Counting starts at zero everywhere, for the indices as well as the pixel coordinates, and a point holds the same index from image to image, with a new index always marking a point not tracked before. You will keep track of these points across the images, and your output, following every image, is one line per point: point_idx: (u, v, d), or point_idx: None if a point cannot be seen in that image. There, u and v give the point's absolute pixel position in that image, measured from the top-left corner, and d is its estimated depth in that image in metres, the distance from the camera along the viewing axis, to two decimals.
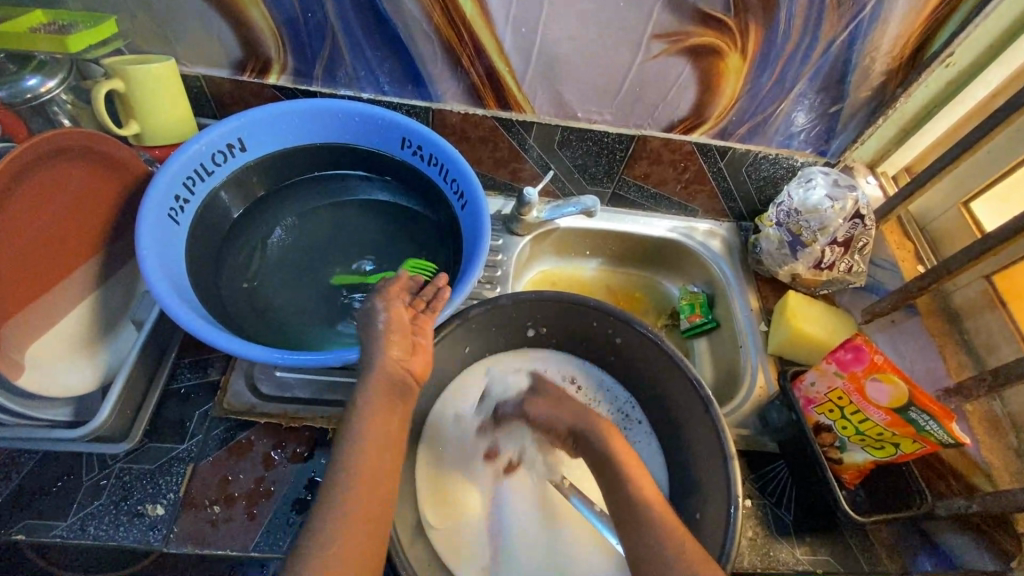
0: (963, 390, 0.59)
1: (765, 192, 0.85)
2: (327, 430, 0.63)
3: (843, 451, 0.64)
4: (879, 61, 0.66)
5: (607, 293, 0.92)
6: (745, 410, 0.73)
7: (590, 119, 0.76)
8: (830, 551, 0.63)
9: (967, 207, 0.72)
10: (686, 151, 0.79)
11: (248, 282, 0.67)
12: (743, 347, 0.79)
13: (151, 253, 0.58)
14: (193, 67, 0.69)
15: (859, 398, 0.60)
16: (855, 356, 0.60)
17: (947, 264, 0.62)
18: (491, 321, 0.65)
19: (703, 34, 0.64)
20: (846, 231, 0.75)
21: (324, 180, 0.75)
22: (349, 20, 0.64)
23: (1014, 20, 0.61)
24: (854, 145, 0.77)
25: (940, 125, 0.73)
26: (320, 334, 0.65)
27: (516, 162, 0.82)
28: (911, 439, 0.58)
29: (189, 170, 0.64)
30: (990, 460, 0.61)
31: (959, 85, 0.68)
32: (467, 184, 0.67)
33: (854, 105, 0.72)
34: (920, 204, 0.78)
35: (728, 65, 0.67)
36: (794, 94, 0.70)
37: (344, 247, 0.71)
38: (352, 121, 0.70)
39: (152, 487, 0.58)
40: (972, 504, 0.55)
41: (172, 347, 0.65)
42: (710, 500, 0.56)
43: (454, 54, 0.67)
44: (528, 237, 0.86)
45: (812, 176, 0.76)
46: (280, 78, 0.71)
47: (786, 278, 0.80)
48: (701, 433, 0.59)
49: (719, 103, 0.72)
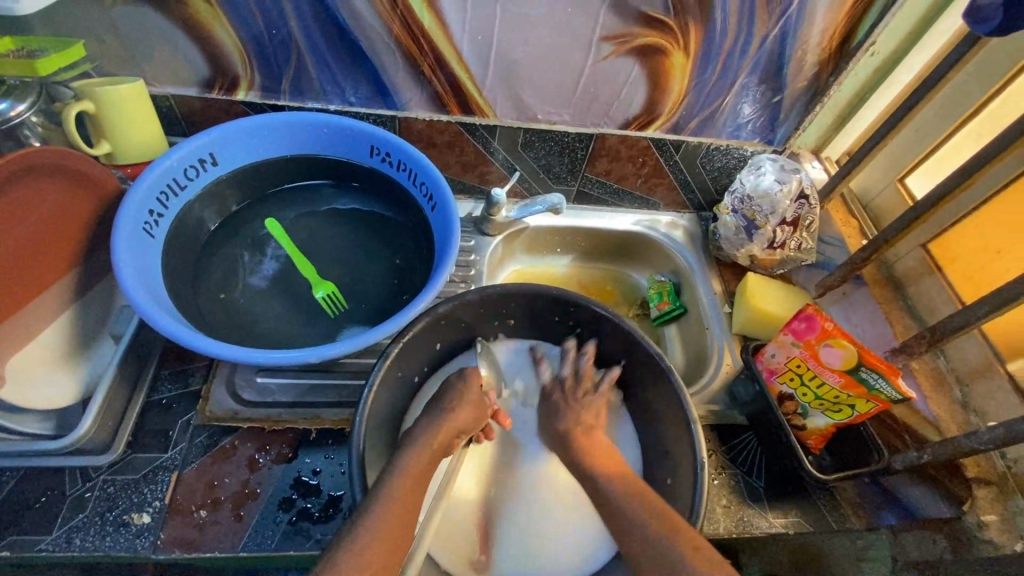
0: (907, 349, 0.64)
1: (720, 182, 0.90)
2: (310, 431, 0.64)
3: (806, 417, 0.68)
4: (811, 53, 0.71)
5: (579, 287, 0.95)
6: (714, 388, 0.76)
7: (550, 121, 0.80)
8: (800, 513, 0.67)
9: (902, 183, 0.77)
10: (642, 146, 0.83)
11: (226, 293, 0.68)
12: (709, 329, 0.82)
13: (128, 265, 0.59)
14: (162, 87, 0.72)
15: (815, 364, 0.64)
16: (808, 326, 0.65)
17: (884, 236, 0.67)
18: (462, 315, 0.67)
19: (648, 34, 0.68)
20: (794, 212, 0.80)
21: (297, 192, 0.77)
22: (313, 34, 0.67)
23: (926, 10, 0.66)
24: (797, 133, 0.83)
25: (872, 110, 0.79)
26: (298, 337, 0.67)
27: (483, 165, 0.86)
28: (864, 399, 0.62)
29: (162, 185, 0.66)
30: (937, 413, 0.65)
31: (885, 72, 0.74)
32: (436, 185, 0.70)
33: (793, 95, 0.77)
34: (861, 184, 0.83)
35: (674, 63, 0.72)
36: (737, 88, 0.75)
37: (321, 256, 0.73)
38: (321, 133, 0.73)
39: (137, 496, 0.58)
40: (923, 454, 0.59)
41: (152, 359, 0.66)
42: (681, 468, 0.59)
43: (415, 64, 0.71)
44: (499, 237, 0.89)
45: (761, 164, 0.81)
46: (249, 93, 0.73)
47: (745, 261, 0.85)
48: (669, 407, 0.62)
49: (670, 99, 0.77)
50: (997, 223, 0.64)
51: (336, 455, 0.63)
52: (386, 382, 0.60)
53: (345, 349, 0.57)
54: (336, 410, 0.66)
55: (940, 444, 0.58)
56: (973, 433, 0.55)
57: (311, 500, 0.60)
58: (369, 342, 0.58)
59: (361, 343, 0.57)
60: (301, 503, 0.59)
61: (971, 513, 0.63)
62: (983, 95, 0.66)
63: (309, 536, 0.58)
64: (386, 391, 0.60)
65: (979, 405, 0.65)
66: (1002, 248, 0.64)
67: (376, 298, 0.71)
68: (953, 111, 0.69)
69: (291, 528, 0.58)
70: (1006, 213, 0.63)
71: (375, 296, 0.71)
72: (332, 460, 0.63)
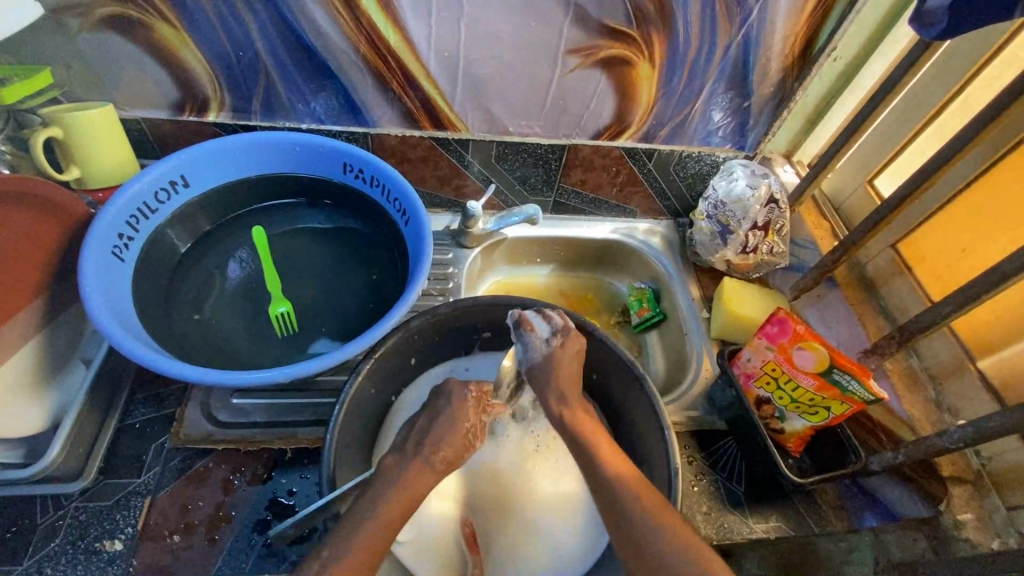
0: (879, 350, 0.65)
1: (695, 189, 0.91)
2: (286, 451, 0.64)
3: (784, 421, 0.67)
4: (774, 59, 0.72)
5: (559, 297, 0.96)
6: (693, 394, 0.76)
7: (522, 133, 0.80)
8: (781, 517, 0.66)
9: (871, 184, 0.78)
10: (615, 155, 0.84)
11: (199, 314, 0.68)
12: (688, 335, 0.83)
13: (97, 289, 0.59)
14: (132, 111, 0.72)
15: (789, 367, 0.64)
16: (781, 329, 0.64)
17: (852, 237, 0.68)
18: (436, 328, 0.67)
19: (612, 46, 0.69)
20: (766, 216, 0.81)
21: (272, 211, 0.77)
22: (280, 55, 0.67)
23: (884, 15, 0.67)
24: (767, 137, 0.84)
25: (839, 113, 0.80)
26: (272, 357, 0.67)
27: (459, 179, 0.86)
28: (839, 401, 0.62)
29: (132, 209, 0.66)
30: (911, 412, 0.66)
31: (849, 76, 0.75)
32: (408, 201, 0.71)
33: (761, 101, 0.78)
34: (832, 186, 0.84)
35: (640, 73, 0.72)
36: (704, 95, 0.76)
37: (296, 273, 0.73)
38: (293, 152, 0.73)
39: (109, 523, 0.58)
40: (898, 455, 0.59)
41: (126, 383, 0.66)
42: (655, 476, 0.59)
43: (384, 81, 0.71)
44: (477, 249, 0.89)
45: (733, 169, 0.82)
46: (220, 114, 0.73)
47: (722, 265, 0.85)
48: (643, 415, 0.62)
49: (639, 108, 0.77)
50: (962, 221, 0.64)
51: (312, 475, 0.63)
52: (357, 399, 0.59)
53: (315, 368, 0.57)
54: (311, 428, 0.65)
55: (913, 444, 0.58)
56: (945, 432, 0.55)
57: (286, 521, 0.59)
58: (339, 360, 0.58)
59: (331, 361, 0.57)
60: (276, 525, 0.59)
61: (948, 513, 0.62)
62: (943, 95, 0.67)
63: (283, 558, 0.58)
64: (358, 408, 0.60)
65: (953, 403, 0.65)
66: (968, 246, 0.64)
67: (351, 315, 0.71)
68: (915, 112, 0.70)
69: (267, 550, 0.58)
70: (970, 212, 0.64)
71: (350, 312, 0.71)
72: (308, 479, 0.62)
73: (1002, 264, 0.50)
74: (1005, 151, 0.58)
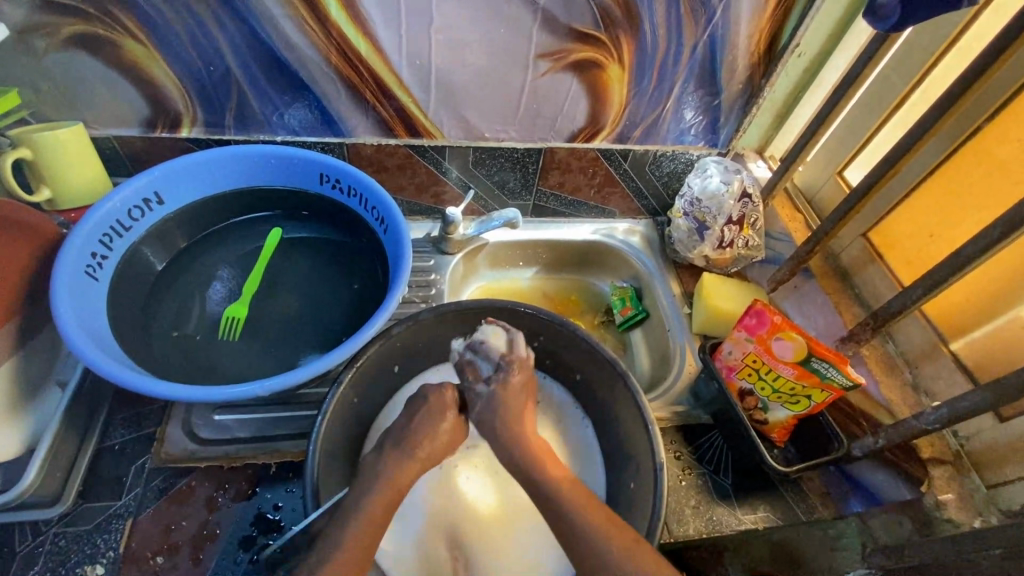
0: (855, 337, 0.66)
1: (671, 187, 0.92)
2: (271, 464, 0.63)
3: (767, 411, 0.68)
4: (741, 57, 0.74)
5: (543, 299, 0.96)
6: (677, 389, 0.77)
7: (497, 138, 0.81)
8: (768, 508, 0.68)
9: (841, 176, 0.80)
10: (591, 157, 0.85)
11: (179, 331, 0.68)
12: (671, 331, 0.83)
13: (70, 310, 0.58)
14: (103, 129, 0.71)
15: (769, 358, 0.65)
16: (759, 320, 0.65)
17: (824, 228, 0.69)
18: (417, 336, 0.67)
19: (581, 50, 0.70)
20: (740, 211, 0.82)
21: (250, 225, 0.77)
22: (251, 67, 0.67)
23: (844, 11, 0.69)
24: (738, 134, 0.85)
25: (807, 108, 0.82)
26: (253, 371, 0.66)
27: (437, 186, 0.87)
28: (818, 389, 0.63)
29: (105, 227, 0.65)
30: (889, 397, 0.67)
31: (814, 71, 0.77)
32: (386, 209, 0.70)
33: (730, 98, 0.80)
34: (804, 179, 0.86)
35: (611, 75, 0.74)
36: (675, 95, 0.78)
37: (277, 286, 0.73)
38: (269, 165, 0.73)
39: (89, 547, 0.57)
40: (878, 440, 0.60)
41: (104, 404, 0.65)
42: (641, 471, 0.59)
43: (358, 92, 0.71)
44: (458, 255, 0.89)
45: (707, 166, 0.84)
46: (193, 130, 0.73)
47: (701, 261, 0.86)
48: (626, 412, 0.62)
49: (611, 110, 0.78)
50: (928, 208, 0.66)
51: (297, 488, 0.62)
52: (340, 409, 0.59)
53: (295, 380, 0.57)
54: (296, 441, 0.65)
55: (891, 427, 0.59)
56: (922, 414, 0.56)
57: (273, 537, 0.59)
58: (320, 371, 0.58)
59: (312, 373, 0.57)
60: (263, 540, 0.58)
61: (929, 493, 0.63)
62: (904, 86, 0.68)
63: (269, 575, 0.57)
64: (340, 418, 0.59)
65: (928, 386, 0.67)
66: (934, 232, 0.66)
67: (333, 325, 0.71)
68: (879, 104, 0.72)
69: (253, 567, 0.57)
70: (935, 199, 0.65)
71: (331, 322, 0.71)
72: (294, 493, 0.62)
73: (965, 247, 0.51)
74: (964, 137, 0.60)
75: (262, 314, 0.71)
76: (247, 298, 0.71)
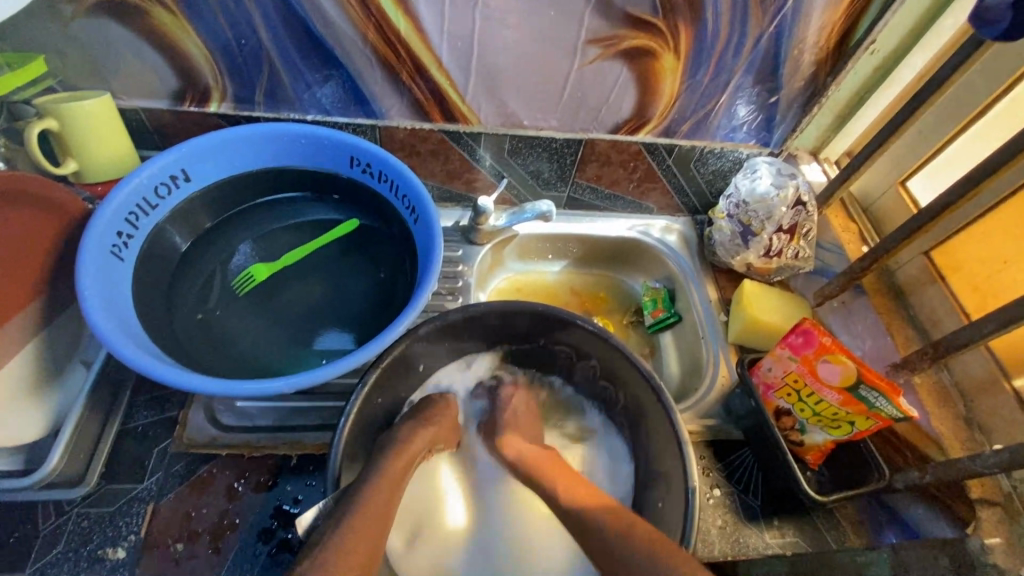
0: (909, 364, 0.63)
1: (715, 186, 0.87)
2: (290, 457, 0.62)
3: (804, 433, 0.65)
4: (808, 52, 0.68)
5: (570, 295, 0.92)
6: (708, 401, 0.74)
7: (536, 127, 0.77)
8: (797, 533, 0.65)
9: (904, 186, 0.75)
10: (633, 151, 0.80)
11: (203, 312, 0.66)
12: (704, 338, 0.80)
13: (95, 291, 0.57)
14: (130, 100, 0.69)
15: (813, 380, 0.61)
16: (806, 340, 0.61)
17: (885, 244, 0.64)
18: (443, 336, 0.65)
19: (635, 37, 0.65)
20: (791, 219, 0.77)
21: (276, 205, 0.75)
22: (284, 42, 0.64)
23: (929, 5, 0.63)
24: (794, 134, 0.80)
25: (873, 109, 0.76)
26: (275, 360, 0.64)
27: (470, 173, 0.83)
28: (864, 417, 0.59)
29: (130, 205, 0.63)
30: (940, 430, 0.63)
31: (886, 69, 0.70)
32: (417, 198, 0.67)
33: (790, 95, 0.74)
34: (862, 187, 0.81)
35: (664, 65, 0.68)
36: (731, 89, 0.72)
37: (304, 270, 0.71)
38: (298, 144, 0.70)
39: (111, 530, 0.57)
40: (925, 475, 0.56)
41: (127, 385, 0.64)
42: (671, 490, 0.57)
43: (393, 72, 0.68)
44: (487, 246, 0.86)
45: (757, 167, 0.79)
46: (222, 105, 0.70)
47: (741, 268, 0.82)
48: (659, 427, 0.60)
49: (660, 102, 0.73)
50: (1004, 232, 0.61)
51: (317, 483, 0.61)
52: (363, 410, 0.58)
53: (319, 378, 0.54)
54: (317, 434, 0.64)
55: (943, 465, 0.55)
56: (979, 455, 0.52)
57: (291, 531, 0.58)
58: (343, 369, 0.55)
59: (335, 371, 0.55)
60: (281, 534, 0.58)
61: (975, 536, 0.59)
62: (989, 94, 0.62)
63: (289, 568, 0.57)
64: (363, 419, 0.58)
65: (983, 421, 0.63)
66: (1009, 258, 0.61)
67: (358, 317, 0.68)
68: (957, 112, 0.66)
69: (271, 560, 0.57)
70: (1015, 222, 0.60)
71: (355, 313, 0.69)
72: (313, 487, 0.61)
73: None
74: None
75: (285, 300, 0.69)
76: (278, 266, 0.70)
